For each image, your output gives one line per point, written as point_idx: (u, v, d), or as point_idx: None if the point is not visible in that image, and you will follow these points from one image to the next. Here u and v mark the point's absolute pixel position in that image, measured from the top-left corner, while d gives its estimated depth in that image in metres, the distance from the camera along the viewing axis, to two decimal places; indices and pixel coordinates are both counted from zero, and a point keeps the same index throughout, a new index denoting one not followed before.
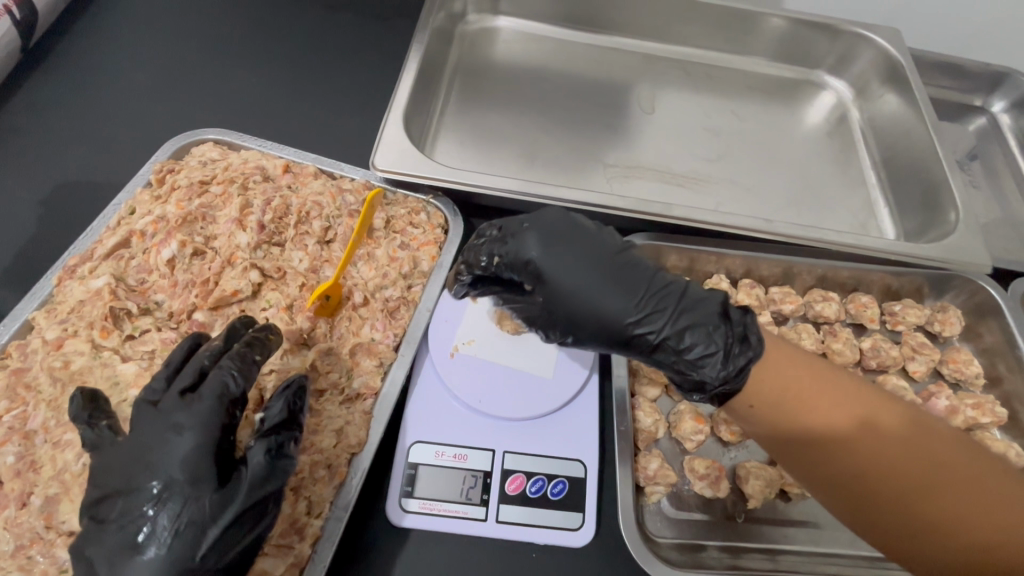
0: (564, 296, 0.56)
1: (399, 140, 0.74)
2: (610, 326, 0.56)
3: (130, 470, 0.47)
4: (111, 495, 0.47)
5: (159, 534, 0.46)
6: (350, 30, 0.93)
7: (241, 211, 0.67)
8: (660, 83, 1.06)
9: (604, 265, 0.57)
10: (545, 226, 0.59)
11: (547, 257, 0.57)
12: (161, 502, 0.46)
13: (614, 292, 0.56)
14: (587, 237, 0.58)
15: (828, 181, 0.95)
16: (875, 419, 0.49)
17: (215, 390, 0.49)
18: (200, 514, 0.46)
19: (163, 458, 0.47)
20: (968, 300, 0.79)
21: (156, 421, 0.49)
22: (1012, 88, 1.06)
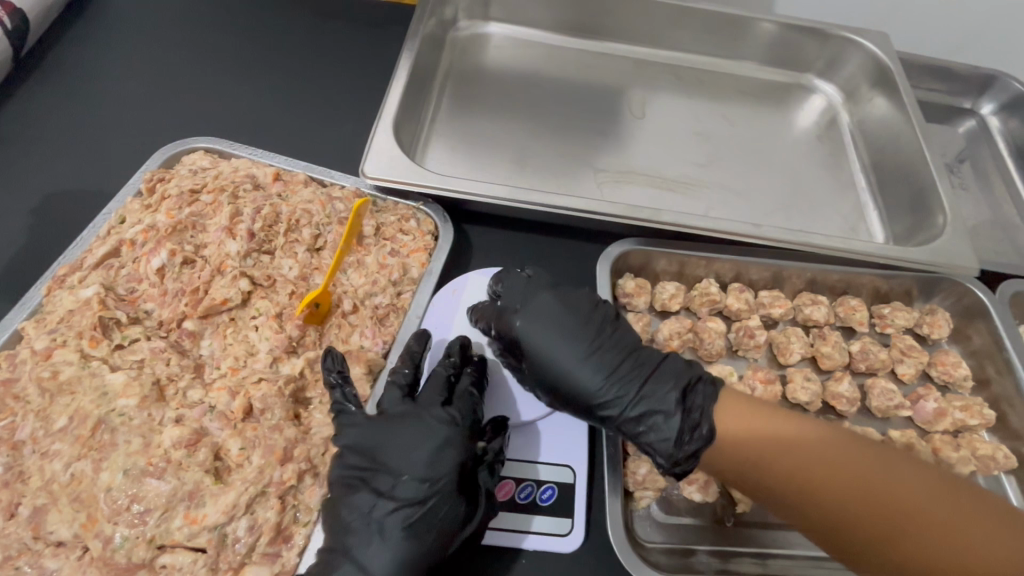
0: (542, 373, 0.61)
1: (388, 147, 0.75)
2: (582, 402, 0.60)
3: (394, 464, 0.56)
4: (372, 474, 0.55)
5: (414, 530, 0.54)
6: (342, 38, 0.94)
7: (230, 219, 0.67)
8: (651, 88, 1.07)
9: (582, 346, 0.61)
10: (534, 304, 0.63)
11: (532, 335, 0.61)
12: (420, 505, 0.54)
13: (588, 372, 0.60)
14: (564, 320, 0.62)
15: (818, 185, 0.96)
16: (833, 457, 0.52)
17: (469, 411, 0.59)
18: (449, 521, 0.54)
19: (439, 462, 0.56)
20: (956, 303, 0.79)
21: (425, 425, 0.57)
22: (1001, 91, 1.07)
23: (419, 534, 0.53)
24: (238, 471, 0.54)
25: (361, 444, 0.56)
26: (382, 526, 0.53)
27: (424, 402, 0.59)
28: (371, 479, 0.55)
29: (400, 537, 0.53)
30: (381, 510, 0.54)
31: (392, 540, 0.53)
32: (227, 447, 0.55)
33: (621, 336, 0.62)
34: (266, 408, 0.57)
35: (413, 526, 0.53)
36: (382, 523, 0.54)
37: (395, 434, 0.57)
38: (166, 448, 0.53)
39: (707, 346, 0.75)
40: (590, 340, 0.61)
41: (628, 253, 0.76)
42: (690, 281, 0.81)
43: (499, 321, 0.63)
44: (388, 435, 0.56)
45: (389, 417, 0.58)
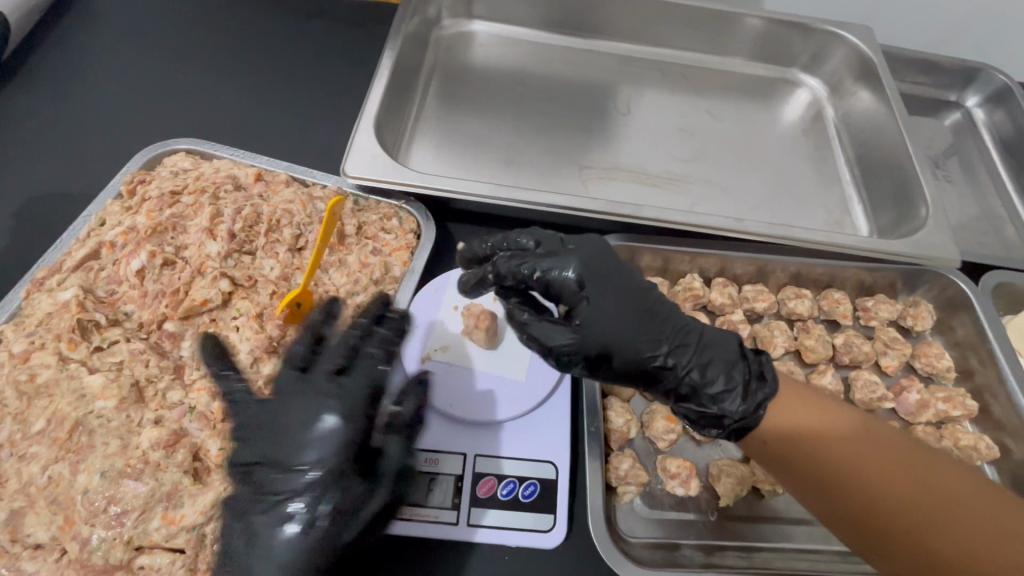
0: (599, 326, 0.52)
1: (370, 147, 0.74)
2: (643, 352, 0.52)
3: (280, 452, 0.53)
4: (256, 466, 0.53)
5: (312, 517, 0.51)
6: (324, 37, 0.94)
7: (211, 220, 0.67)
8: (636, 84, 1.07)
9: (637, 297, 0.54)
10: (590, 249, 0.55)
11: (596, 280, 0.53)
12: (314, 490, 0.51)
13: (647, 328, 0.53)
14: (620, 273, 0.55)
15: (803, 179, 0.96)
16: (870, 448, 0.50)
17: (366, 379, 0.55)
18: (343, 502, 0.51)
19: (318, 443, 0.52)
20: (940, 295, 0.79)
21: (313, 401, 0.54)
22: (985, 83, 1.07)
23: (315, 522, 0.51)
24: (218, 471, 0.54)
25: (247, 432, 0.54)
26: (271, 519, 0.51)
27: (314, 376, 0.56)
28: (254, 472, 0.53)
29: (285, 529, 0.51)
30: (268, 502, 0.52)
31: (278, 534, 0.50)
32: (206, 448, 0.55)
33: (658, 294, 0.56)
34: None
35: (308, 514, 0.51)
36: (270, 515, 0.51)
37: (281, 417, 0.54)
38: (144, 449, 0.53)
39: None
40: (644, 291, 0.55)
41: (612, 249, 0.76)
42: (675, 276, 0.81)
43: (550, 270, 0.53)
44: (272, 419, 0.54)
45: (281, 397, 0.55)
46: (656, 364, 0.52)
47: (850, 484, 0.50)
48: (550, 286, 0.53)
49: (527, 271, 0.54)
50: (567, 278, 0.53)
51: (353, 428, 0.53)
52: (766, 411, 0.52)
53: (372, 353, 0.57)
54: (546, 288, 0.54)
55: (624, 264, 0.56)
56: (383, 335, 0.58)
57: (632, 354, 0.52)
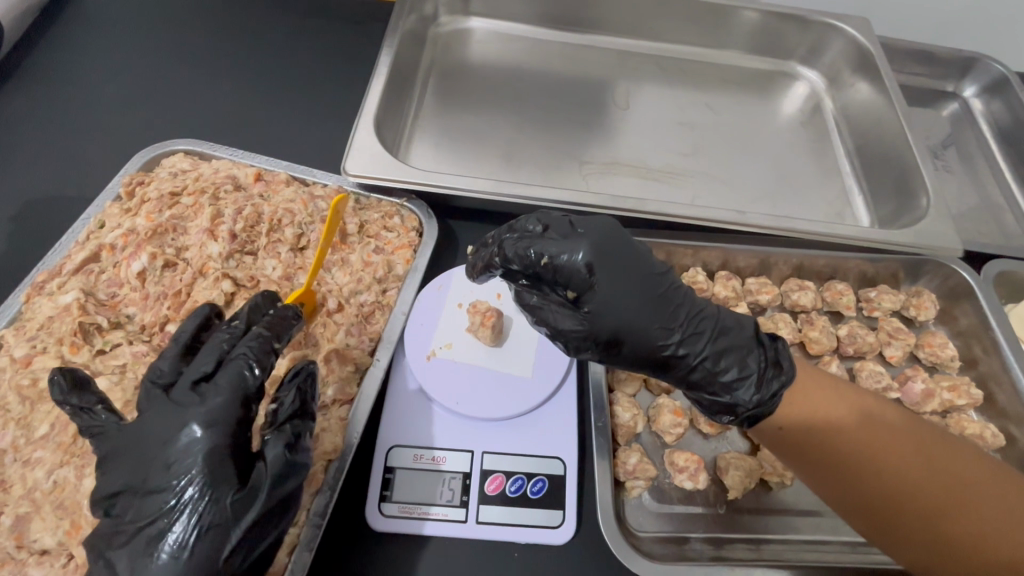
0: (610, 314, 0.52)
1: (371, 145, 0.74)
2: (654, 340, 0.52)
3: (138, 472, 0.47)
4: (115, 494, 0.47)
5: (180, 539, 0.45)
6: (322, 35, 0.93)
7: (212, 221, 0.67)
8: (635, 79, 1.06)
9: (648, 284, 0.53)
10: (599, 233, 0.54)
11: (606, 266, 0.52)
12: (177, 509, 0.46)
13: (659, 315, 0.52)
14: (631, 258, 0.54)
15: (802, 171, 0.96)
16: (883, 434, 0.50)
17: (230, 382, 0.49)
18: (215, 514, 0.46)
19: (180, 456, 0.47)
20: (942, 284, 0.80)
21: (170, 412, 0.48)
22: (982, 73, 1.07)
23: (187, 545, 0.45)
24: None
25: (104, 456, 0.49)
26: (137, 550, 0.46)
27: (177, 388, 0.50)
28: (115, 501, 0.48)
29: (149, 558, 0.45)
30: (129, 531, 0.46)
31: (141, 567, 0.45)
32: None
33: (671, 279, 0.55)
34: None
35: (175, 535, 0.45)
36: (136, 546, 0.46)
37: (137, 434, 0.48)
38: None
39: None
40: (655, 276, 0.54)
41: None
42: (678, 270, 0.80)
43: (558, 256, 0.52)
44: (127, 439, 0.48)
45: (141, 415, 0.49)
46: (667, 351, 0.52)
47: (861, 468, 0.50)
48: (559, 274, 0.52)
49: (535, 258, 0.52)
50: (578, 265, 0.51)
51: (218, 433, 0.48)
52: (782, 399, 0.52)
53: (241, 354, 0.51)
54: (555, 275, 0.52)
55: (635, 248, 0.55)
56: (257, 334, 0.52)
57: (642, 341, 0.52)
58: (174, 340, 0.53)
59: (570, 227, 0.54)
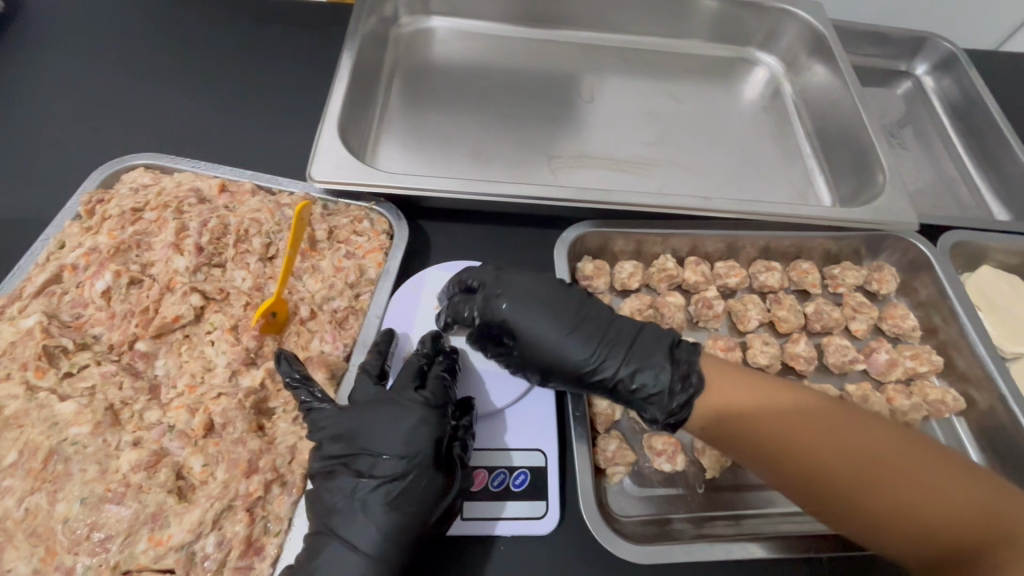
0: (533, 352, 0.62)
1: (335, 149, 0.74)
2: (569, 367, 0.61)
3: (374, 441, 0.55)
4: (349, 459, 0.54)
5: (399, 503, 0.53)
6: (280, 41, 0.92)
7: (177, 235, 0.66)
8: (600, 71, 1.08)
9: (562, 320, 0.62)
10: (518, 285, 0.64)
11: (521, 313, 0.62)
12: (403, 479, 0.53)
13: (572, 347, 0.61)
14: (547, 301, 0.63)
15: (765, 155, 0.98)
16: (806, 420, 0.53)
17: (446, 390, 0.59)
18: (434, 493, 0.53)
19: (416, 436, 0.55)
20: (902, 258, 0.83)
21: (397, 404, 0.57)
22: (933, 51, 1.11)
23: (400, 511, 0.52)
24: (202, 488, 0.52)
25: (338, 427, 0.55)
26: (361, 503, 0.53)
27: (395, 385, 0.59)
28: (350, 463, 0.54)
29: (379, 513, 0.52)
30: (360, 487, 0.53)
31: (366, 517, 0.52)
32: (189, 465, 0.53)
33: (589, 312, 0.64)
34: (228, 423, 0.56)
35: (395, 501, 0.53)
36: (366, 501, 0.53)
37: (372, 414, 0.56)
38: (124, 472, 0.51)
39: (667, 320, 0.76)
40: (570, 313, 0.63)
41: (585, 236, 0.77)
42: (649, 259, 0.82)
43: (484, 311, 0.64)
44: (366, 417, 0.56)
45: (367, 402, 0.57)
46: (587, 376, 0.61)
47: (790, 455, 0.53)
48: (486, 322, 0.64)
49: (470, 319, 0.64)
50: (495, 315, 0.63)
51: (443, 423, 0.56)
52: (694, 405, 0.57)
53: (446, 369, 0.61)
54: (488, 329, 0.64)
55: (544, 290, 0.64)
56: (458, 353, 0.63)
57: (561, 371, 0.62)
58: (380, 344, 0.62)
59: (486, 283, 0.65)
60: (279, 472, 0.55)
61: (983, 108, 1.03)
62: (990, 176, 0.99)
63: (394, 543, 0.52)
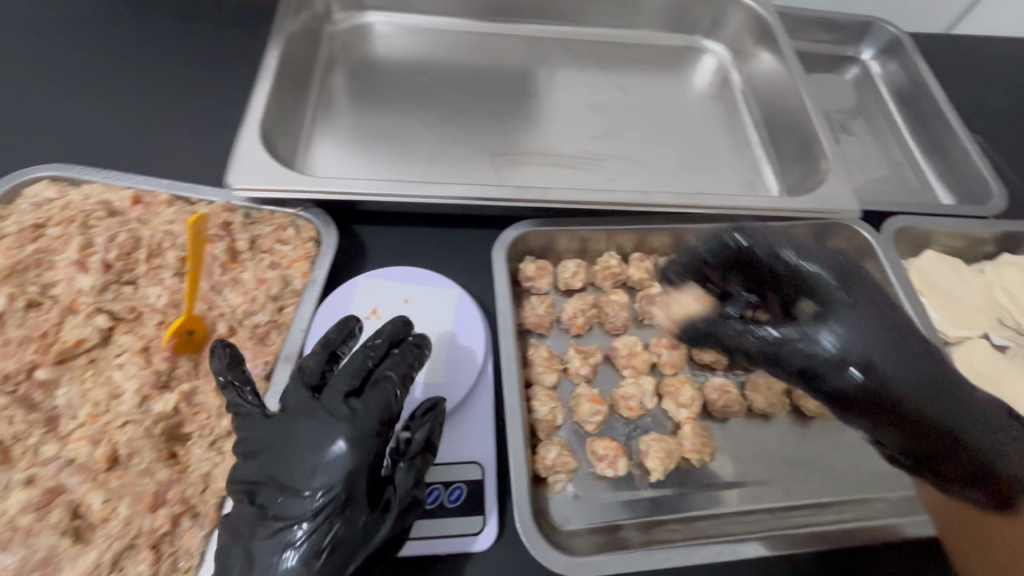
0: (879, 352, 0.55)
1: (255, 154, 0.69)
2: (925, 406, 0.55)
3: (288, 472, 0.50)
4: (259, 487, 0.50)
5: (313, 549, 0.47)
6: (201, 40, 0.87)
7: (82, 252, 0.62)
8: (545, 64, 1.05)
9: (909, 342, 0.57)
10: (875, 288, 0.58)
11: (880, 314, 0.56)
12: (318, 520, 0.48)
13: (915, 367, 0.56)
14: (899, 312, 0.58)
15: (714, 145, 0.97)
16: None
17: (379, 405, 0.52)
18: (346, 535, 0.49)
19: (327, 469, 0.49)
20: (848, 246, 0.82)
21: (313, 428, 0.51)
22: (878, 36, 1.11)
23: (314, 555, 0.47)
24: (102, 526, 0.49)
25: (254, 449, 0.51)
26: (274, 545, 0.48)
27: (325, 395, 0.53)
28: (259, 491, 0.50)
29: (281, 555, 0.48)
30: (271, 527, 0.49)
31: (276, 563, 0.48)
32: (87, 502, 0.50)
33: (923, 338, 0.58)
34: (134, 453, 0.53)
35: (308, 546, 0.47)
36: (269, 540, 0.48)
37: (286, 438, 0.51)
38: (13, 515, 0.48)
39: (611, 319, 0.74)
40: (915, 336, 0.58)
41: (525, 236, 0.75)
42: (594, 257, 0.80)
43: (843, 286, 0.57)
44: (280, 441, 0.51)
45: (288, 418, 0.52)
46: (917, 414, 0.55)
47: None
48: (822, 302, 0.57)
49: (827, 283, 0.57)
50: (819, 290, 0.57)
51: (362, 455, 0.50)
52: None
53: (388, 375, 0.55)
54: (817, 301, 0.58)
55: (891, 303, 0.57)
56: (403, 358, 0.56)
57: (934, 400, 0.55)
58: (326, 342, 0.58)
59: (813, 256, 0.58)
60: (190, 503, 0.52)
61: (927, 91, 1.03)
62: (935, 160, 1.00)
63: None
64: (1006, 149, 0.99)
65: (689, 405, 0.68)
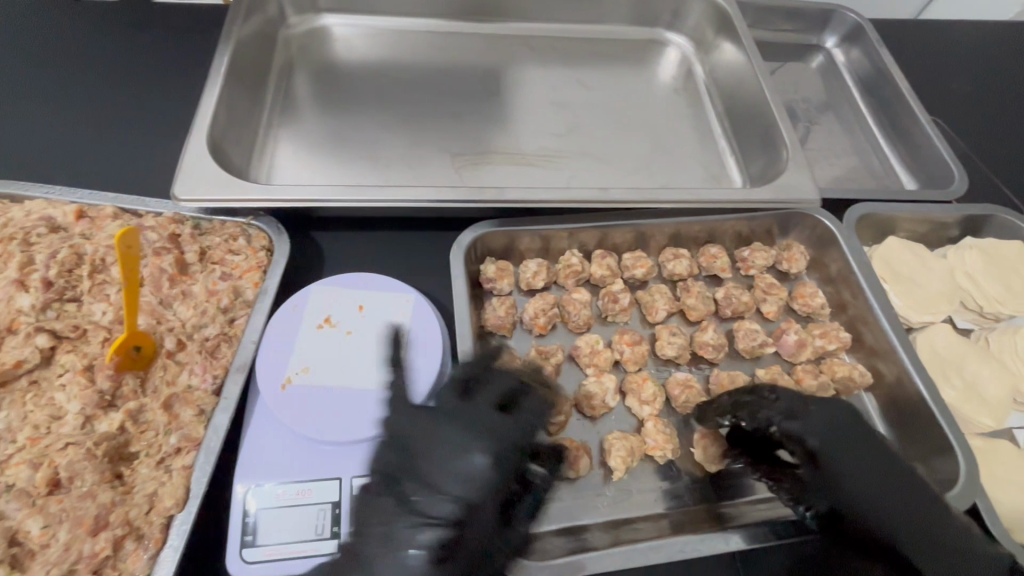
0: (850, 491, 0.57)
1: (201, 163, 0.68)
2: (885, 530, 0.55)
3: (434, 473, 0.54)
4: (405, 481, 0.54)
5: (440, 547, 0.51)
6: (150, 49, 0.85)
7: (21, 270, 0.60)
8: (506, 62, 1.04)
9: (890, 477, 0.58)
10: (834, 421, 0.60)
11: (840, 453, 0.59)
12: (452, 524, 0.52)
13: (898, 506, 0.56)
14: (878, 448, 0.59)
15: (677, 138, 0.96)
16: None
17: (527, 429, 0.57)
18: (473, 545, 0.52)
19: (468, 478, 0.54)
20: (811, 235, 0.82)
21: (461, 434, 0.56)
22: (840, 23, 1.11)
23: (440, 555, 0.51)
24: (42, 553, 0.48)
25: (404, 446, 0.56)
26: (405, 537, 0.52)
27: (475, 405, 0.58)
28: (403, 485, 0.54)
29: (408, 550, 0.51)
30: (405, 516, 0.53)
31: (401, 554, 0.51)
32: (26, 529, 0.49)
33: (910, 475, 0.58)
34: (75, 476, 0.51)
35: (437, 545, 0.51)
36: (400, 536, 0.52)
37: (434, 440, 0.56)
38: None
39: (574, 318, 0.73)
40: (899, 470, 0.58)
41: (484, 237, 0.73)
42: (557, 256, 0.79)
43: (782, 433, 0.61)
44: (429, 441, 0.56)
45: (439, 418, 0.57)
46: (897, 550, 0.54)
47: None
48: (805, 444, 0.59)
49: (766, 426, 0.61)
50: (804, 431, 0.60)
51: (502, 469, 0.54)
52: None
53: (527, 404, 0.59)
54: (795, 440, 0.60)
55: (860, 421, 0.61)
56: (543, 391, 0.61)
57: (913, 529, 0.55)
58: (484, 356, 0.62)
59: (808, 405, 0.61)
60: (133, 525, 0.50)
61: (889, 78, 1.03)
62: (899, 146, 1.00)
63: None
64: (967, 133, 1.00)
65: (651, 401, 0.68)
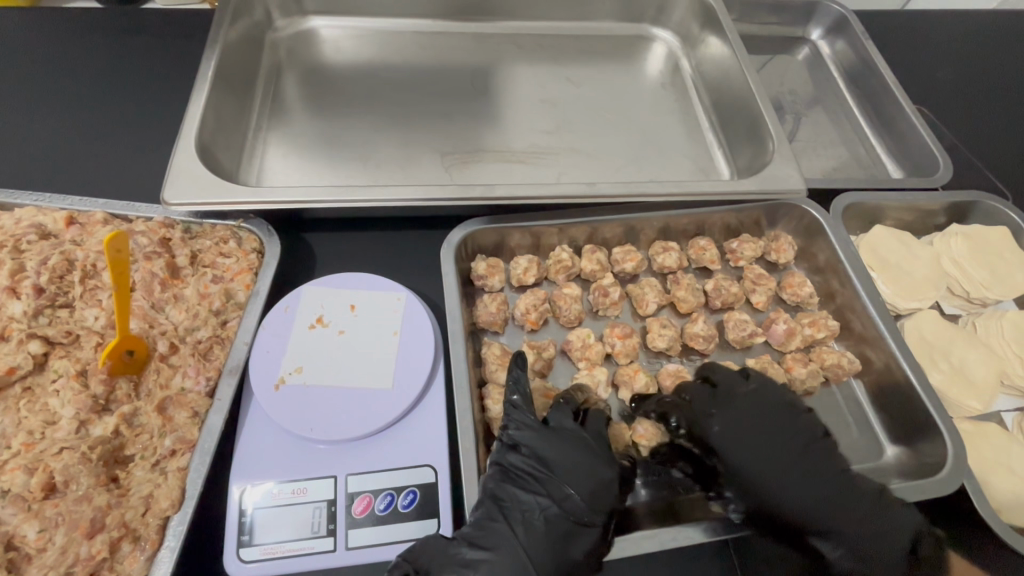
0: (755, 478, 0.58)
1: (191, 167, 0.68)
2: (793, 509, 0.57)
3: (576, 474, 0.55)
4: (543, 479, 0.55)
5: (571, 536, 0.52)
6: (137, 55, 0.86)
7: (12, 277, 0.61)
8: (494, 61, 1.04)
9: (798, 457, 0.59)
10: (734, 411, 0.61)
11: (741, 442, 0.59)
12: (584, 519, 0.53)
13: (803, 486, 0.57)
14: (780, 430, 0.61)
15: (665, 133, 0.97)
16: None
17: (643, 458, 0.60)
18: (596, 545, 0.53)
19: (606, 487, 0.55)
20: (798, 225, 0.82)
21: (593, 449, 0.57)
22: (824, 15, 1.11)
23: (568, 545, 0.52)
24: (40, 556, 0.49)
25: (539, 450, 0.57)
26: (539, 522, 0.53)
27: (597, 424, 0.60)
28: (542, 481, 0.55)
29: (545, 540, 0.52)
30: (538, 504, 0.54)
31: (538, 539, 0.52)
32: (22, 533, 0.49)
33: (815, 450, 0.60)
34: (71, 479, 0.51)
35: (569, 535, 0.52)
36: (539, 526, 0.52)
37: (567, 450, 0.56)
38: None
39: (565, 312, 0.74)
40: (806, 447, 0.60)
41: (474, 234, 0.73)
42: (547, 251, 0.80)
43: (688, 428, 0.62)
44: (567, 448, 0.57)
45: (567, 430, 0.58)
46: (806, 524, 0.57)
47: None
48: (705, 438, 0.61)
49: (675, 426, 0.64)
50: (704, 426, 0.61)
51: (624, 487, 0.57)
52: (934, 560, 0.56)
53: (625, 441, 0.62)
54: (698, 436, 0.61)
55: (767, 406, 0.62)
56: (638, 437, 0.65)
57: (822, 505, 0.57)
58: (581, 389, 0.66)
59: (710, 399, 0.63)
60: (130, 527, 0.51)
61: (874, 69, 1.04)
62: (885, 136, 1.01)
63: (539, 573, 0.51)
64: (951, 122, 1.01)
65: (643, 392, 0.69)
